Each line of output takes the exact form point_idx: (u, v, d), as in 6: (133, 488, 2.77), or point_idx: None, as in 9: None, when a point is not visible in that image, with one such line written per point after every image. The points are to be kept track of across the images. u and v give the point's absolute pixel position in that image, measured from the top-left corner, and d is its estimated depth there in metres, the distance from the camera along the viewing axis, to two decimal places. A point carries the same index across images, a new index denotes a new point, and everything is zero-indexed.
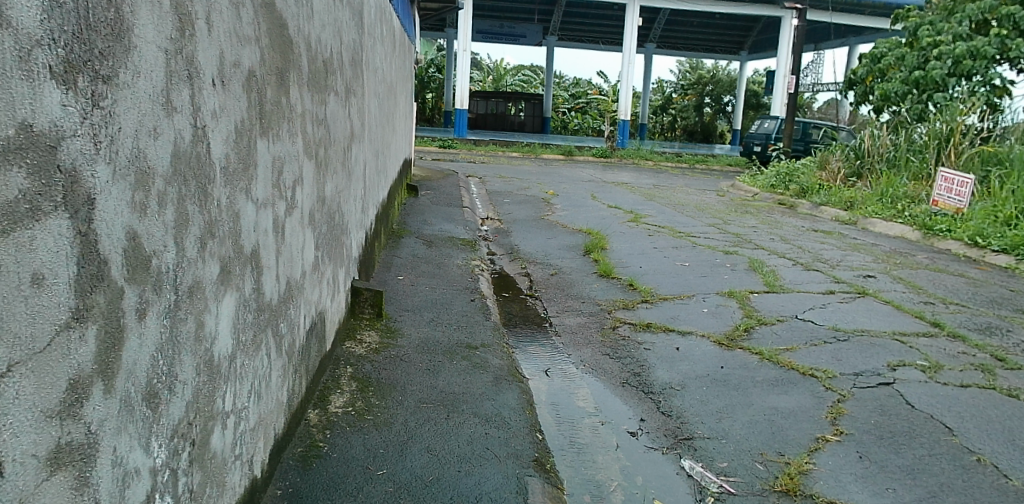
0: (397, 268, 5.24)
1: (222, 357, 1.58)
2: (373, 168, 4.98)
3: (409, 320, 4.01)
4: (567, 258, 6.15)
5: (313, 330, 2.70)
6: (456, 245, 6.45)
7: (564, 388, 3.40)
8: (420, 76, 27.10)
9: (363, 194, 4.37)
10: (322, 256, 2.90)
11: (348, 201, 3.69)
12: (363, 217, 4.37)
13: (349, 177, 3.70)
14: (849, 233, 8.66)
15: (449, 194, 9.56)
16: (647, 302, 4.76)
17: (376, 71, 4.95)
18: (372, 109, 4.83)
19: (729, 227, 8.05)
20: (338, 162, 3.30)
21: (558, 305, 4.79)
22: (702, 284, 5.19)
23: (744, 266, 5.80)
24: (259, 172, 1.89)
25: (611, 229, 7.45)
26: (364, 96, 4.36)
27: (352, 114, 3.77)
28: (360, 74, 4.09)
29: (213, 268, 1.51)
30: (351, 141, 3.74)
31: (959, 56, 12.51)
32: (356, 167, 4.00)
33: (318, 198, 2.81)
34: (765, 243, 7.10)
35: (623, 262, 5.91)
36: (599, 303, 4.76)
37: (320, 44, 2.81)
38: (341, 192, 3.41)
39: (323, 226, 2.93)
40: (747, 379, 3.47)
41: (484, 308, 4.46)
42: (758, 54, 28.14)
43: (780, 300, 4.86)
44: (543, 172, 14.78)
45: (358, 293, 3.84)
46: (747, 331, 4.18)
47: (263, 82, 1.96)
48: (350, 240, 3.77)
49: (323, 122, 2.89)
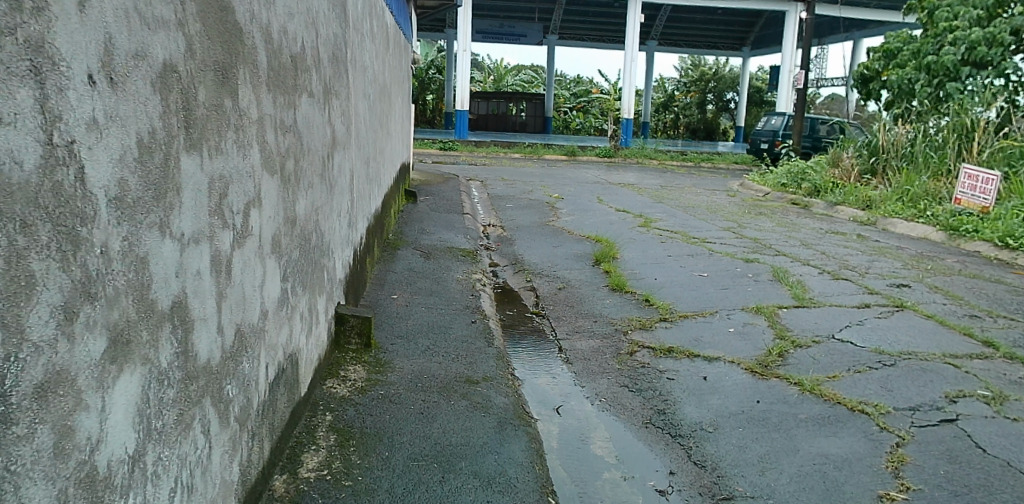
0: (391, 286, 4.81)
1: (116, 462, 1.16)
2: (363, 178, 4.54)
3: (402, 348, 3.57)
4: (574, 269, 5.70)
5: (280, 379, 2.27)
6: (455, 257, 6.00)
7: (579, 430, 2.96)
8: (419, 78, 26.73)
9: (351, 207, 3.93)
10: (292, 287, 2.46)
11: (330, 217, 3.25)
12: (351, 233, 3.94)
13: (331, 191, 3.26)
14: (871, 236, 8.18)
15: (450, 199, 9.13)
16: (666, 321, 4.30)
17: (364, 70, 4.51)
18: (361, 112, 4.40)
19: (745, 232, 7.59)
20: (316, 175, 2.86)
21: (567, 326, 4.34)
22: (725, 298, 4.74)
23: (768, 277, 5.34)
24: (187, 199, 1.45)
25: (621, 236, 7.01)
26: (351, 98, 3.93)
27: (335, 118, 3.34)
28: (345, 73, 3.65)
29: (97, 343, 1.10)
30: (333, 150, 3.30)
31: (973, 42, 11.92)
32: (341, 178, 3.55)
33: (287, 219, 2.37)
34: (786, 249, 6.63)
35: (636, 273, 5.47)
36: (613, 322, 4.31)
37: (287, 36, 2.36)
38: (320, 209, 2.97)
39: (294, 251, 2.49)
40: (789, 418, 3.02)
41: (486, 331, 4.02)
42: (761, 49, 27.58)
43: (813, 316, 4.39)
44: (546, 174, 14.36)
45: (343, 321, 3.40)
46: (782, 356, 3.72)
47: (194, 79, 1.52)
48: (333, 261, 3.33)
49: (293, 128, 2.45)
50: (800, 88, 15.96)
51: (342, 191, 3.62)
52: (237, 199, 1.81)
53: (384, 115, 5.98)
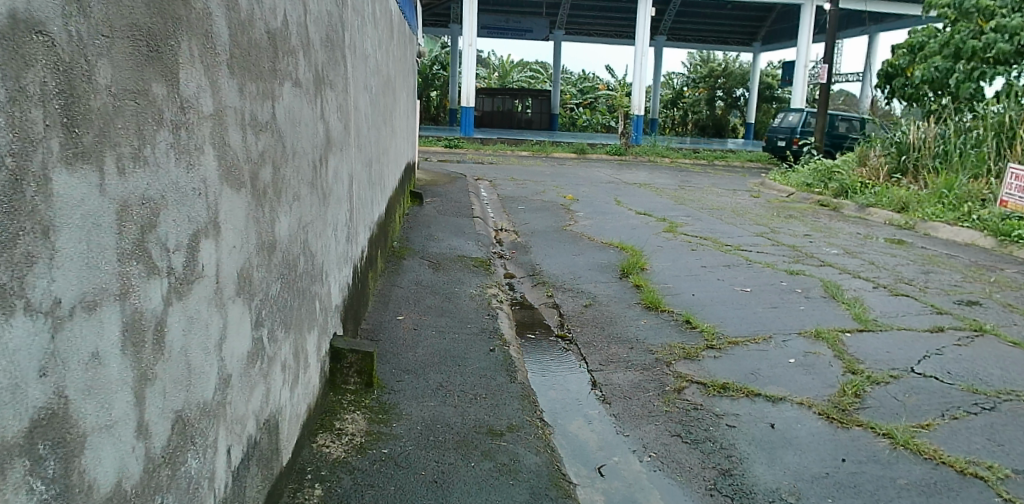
0: (397, 304, 4.25)
1: None
2: (364, 184, 3.98)
3: (410, 386, 3.01)
4: (599, 283, 5.13)
5: (250, 460, 1.71)
6: (468, 268, 5.44)
7: (630, 498, 2.39)
8: (424, 74, 26.16)
9: (350, 217, 3.36)
10: (269, 332, 1.89)
11: (323, 235, 2.67)
12: (351, 248, 3.38)
13: (324, 202, 2.69)
14: (913, 241, 7.60)
15: (458, 201, 8.58)
16: (714, 350, 3.74)
17: (366, 62, 3.95)
18: (361, 109, 3.83)
19: (782, 238, 7.01)
20: (303, 184, 2.29)
21: (599, 354, 3.77)
22: (777, 322, 4.17)
23: (820, 293, 4.77)
24: (66, 242, 0.89)
25: (647, 242, 6.44)
26: (349, 91, 3.35)
27: (328, 113, 2.76)
28: (342, 63, 3.08)
29: None
30: (327, 153, 2.72)
31: (1016, 28, 11.35)
32: (337, 185, 2.98)
33: (259, 246, 1.79)
34: (829, 258, 6.06)
35: (670, 287, 4.90)
36: (653, 350, 3.74)
37: (260, 5, 1.79)
38: (308, 225, 2.39)
39: (272, 287, 1.91)
40: (886, 483, 2.46)
41: (508, 362, 3.47)
42: (772, 45, 26.91)
43: (883, 344, 3.82)
44: (556, 172, 13.79)
45: (340, 358, 2.85)
46: (859, 396, 3.16)
47: (89, 50, 0.94)
48: (328, 287, 2.76)
49: (268, 127, 1.86)
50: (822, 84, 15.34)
51: (338, 200, 3.03)
52: (175, 229, 1.23)
53: (388, 112, 5.41)
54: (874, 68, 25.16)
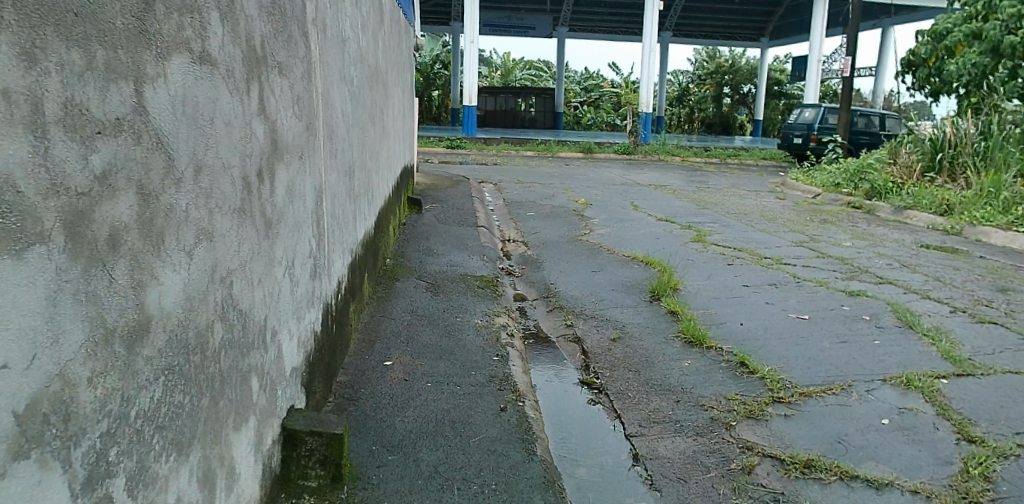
0: (385, 343, 3.48)
1: None
2: (342, 198, 3.20)
3: (394, 476, 2.24)
4: (626, 307, 4.35)
5: None
6: (471, 290, 4.67)
7: None
8: (425, 73, 25.30)
9: (318, 243, 2.56)
10: (132, 472, 1.11)
11: (268, 280, 1.89)
12: (320, 284, 2.61)
13: (271, 231, 1.90)
14: (967, 249, 6.81)
15: (461, 208, 7.84)
16: (783, 404, 2.97)
17: (343, 48, 3.17)
18: (337, 104, 3.05)
19: (825, 250, 6.24)
20: (222, 214, 1.50)
21: (636, 410, 2.98)
22: (851, 364, 3.39)
23: (893, 321, 4.01)
24: None
25: (675, 255, 5.67)
26: (316, 79, 2.57)
27: (276, 107, 1.98)
28: (301, 45, 2.31)
29: None
30: (274, 162, 1.94)
31: None
32: (295, 202, 2.19)
33: (101, 335, 1.01)
34: (887, 273, 5.29)
35: (713, 315, 4.11)
36: (705, 406, 2.95)
37: None
38: (236, 270, 1.61)
39: (139, 394, 1.12)
40: None
41: (524, 427, 2.70)
42: (780, 39, 26.08)
43: (995, 394, 3.04)
44: (564, 174, 13.01)
45: (296, 443, 2.07)
46: (991, 480, 2.37)
47: None
48: (277, 350, 1.98)
49: (125, 126, 1.06)
50: (846, 79, 14.51)
51: (299, 222, 2.25)
52: None
53: (376, 110, 4.64)
54: (887, 61, 24.34)
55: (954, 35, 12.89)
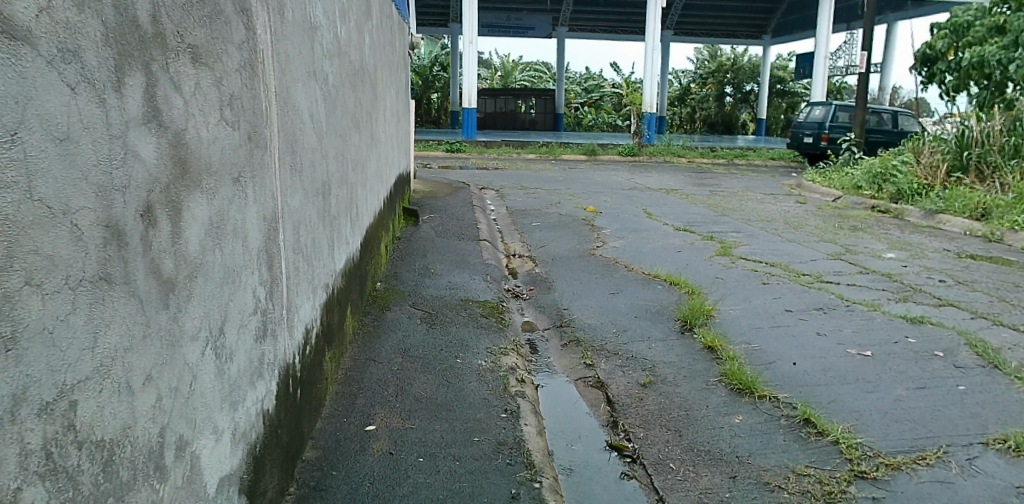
0: (369, 397, 2.85)
1: None
2: (314, 223, 2.57)
3: None
4: (654, 340, 3.73)
5: None
6: (473, 320, 4.05)
7: None
8: (424, 75, 24.60)
9: (272, 290, 1.93)
10: None
11: (170, 368, 1.27)
12: (276, 345, 1.98)
13: (174, 293, 1.27)
14: (1014, 260, 6.20)
15: (462, 218, 7.23)
16: (869, 481, 2.35)
17: (312, 37, 2.55)
18: (303, 106, 2.43)
19: (866, 263, 5.62)
20: (39, 293, 0.88)
21: (682, 490, 2.35)
22: (939, 421, 2.76)
23: (973, 359, 3.38)
24: None
25: (702, 272, 5.05)
26: (266, 73, 1.93)
27: (186, 109, 1.35)
28: (238, 26, 1.68)
29: None
30: (183, 192, 1.32)
31: None
32: (225, 242, 1.55)
33: None
34: (943, 293, 4.67)
35: (759, 352, 3.49)
36: (771, 485, 2.33)
37: None
38: (81, 380, 0.97)
39: None
40: None
41: None
42: (783, 37, 25.47)
43: None
44: (569, 178, 12.37)
45: None
46: None
47: None
48: (190, 465, 1.36)
49: None
50: (861, 75, 13.87)
51: (233, 269, 1.61)
52: None
53: (363, 112, 4.02)
54: (893, 58, 23.73)
55: (977, 29, 12.51)
